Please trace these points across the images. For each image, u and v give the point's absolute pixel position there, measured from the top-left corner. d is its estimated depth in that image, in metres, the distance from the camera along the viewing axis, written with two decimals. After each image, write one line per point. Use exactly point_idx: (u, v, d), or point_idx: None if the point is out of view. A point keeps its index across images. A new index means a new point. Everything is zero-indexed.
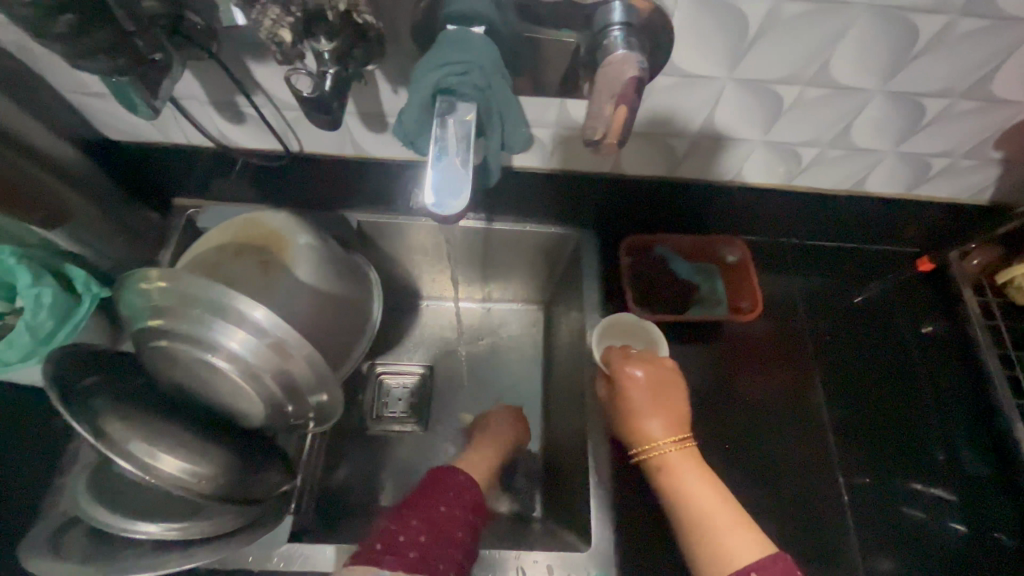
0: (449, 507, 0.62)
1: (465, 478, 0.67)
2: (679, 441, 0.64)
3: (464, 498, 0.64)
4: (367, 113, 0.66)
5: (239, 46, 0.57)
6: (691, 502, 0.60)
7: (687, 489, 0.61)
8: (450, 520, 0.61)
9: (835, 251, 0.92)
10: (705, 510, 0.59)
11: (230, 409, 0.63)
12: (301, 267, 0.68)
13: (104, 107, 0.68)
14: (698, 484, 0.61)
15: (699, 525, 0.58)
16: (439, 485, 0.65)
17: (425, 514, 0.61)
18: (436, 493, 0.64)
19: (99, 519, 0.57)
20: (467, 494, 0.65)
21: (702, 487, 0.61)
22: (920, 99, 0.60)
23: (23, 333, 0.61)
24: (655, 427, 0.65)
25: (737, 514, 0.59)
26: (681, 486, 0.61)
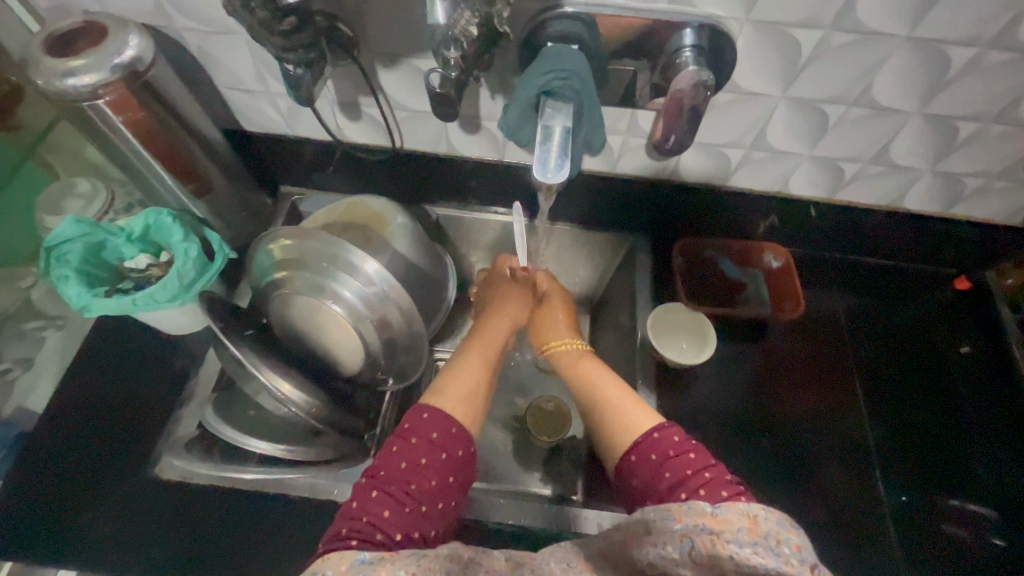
0: (433, 462, 0.56)
1: (454, 427, 0.59)
2: (581, 344, 0.74)
3: (452, 445, 0.58)
4: (465, 116, 0.79)
5: (375, 54, 0.70)
6: (594, 388, 0.67)
7: (589, 378, 0.68)
8: (436, 476, 0.56)
9: (874, 270, 0.98)
10: (603, 390, 0.66)
11: (334, 353, 0.73)
12: (398, 241, 0.79)
13: (249, 102, 0.82)
14: (600, 377, 0.68)
15: (601, 407, 0.65)
16: (410, 440, 0.57)
17: (407, 475, 0.55)
18: (420, 445, 0.57)
19: (225, 434, 0.67)
20: (453, 446, 0.58)
21: (601, 376, 0.68)
22: (954, 122, 0.68)
23: (174, 278, 0.73)
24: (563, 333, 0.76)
25: (625, 395, 0.64)
26: (580, 374, 0.69)
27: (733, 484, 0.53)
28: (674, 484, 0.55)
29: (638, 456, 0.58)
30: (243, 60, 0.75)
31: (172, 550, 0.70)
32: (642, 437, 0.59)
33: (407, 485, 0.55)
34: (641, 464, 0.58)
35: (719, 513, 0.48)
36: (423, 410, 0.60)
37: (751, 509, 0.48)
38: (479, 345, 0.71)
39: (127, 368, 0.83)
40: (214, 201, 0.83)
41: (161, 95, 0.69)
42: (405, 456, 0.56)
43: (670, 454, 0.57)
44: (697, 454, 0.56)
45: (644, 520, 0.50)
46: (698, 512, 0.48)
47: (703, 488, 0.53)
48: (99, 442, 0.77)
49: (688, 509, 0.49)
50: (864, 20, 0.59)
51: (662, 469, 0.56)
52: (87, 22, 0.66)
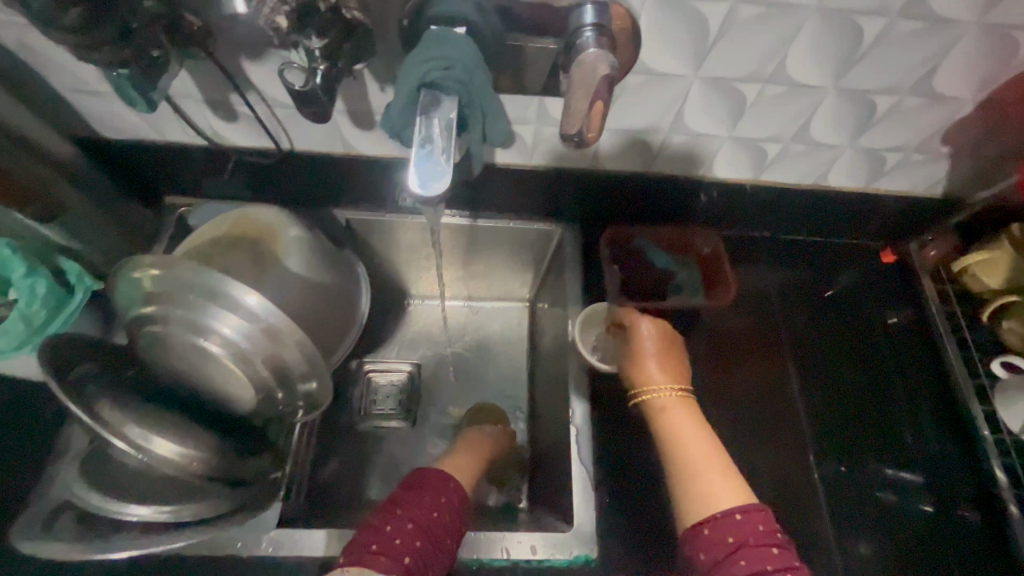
0: (432, 519, 0.61)
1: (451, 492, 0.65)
2: (682, 392, 0.66)
3: (446, 507, 0.64)
4: (356, 111, 0.70)
5: (233, 45, 0.60)
6: (681, 446, 0.60)
7: (680, 436, 0.61)
8: (448, 532, 0.62)
9: (807, 245, 0.96)
10: (698, 451, 0.59)
11: (223, 394, 0.65)
12: (292, 257, 0.70)
13: (100, 105, 0.70)
14: (692, 436, 0.61)
15: (683, 471, 0.59)
16: (440, 500, 0.64)
17: (428, 525, 0.61)
18: (443, 503, 0.64)
19: (89, 503, 0.57)
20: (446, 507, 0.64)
21: (695, 436, 0.61)
22: (870, 96, 0.65)
23: (17, 321, 0.64)
24: (658, 373, 0.67)
25: (712, 463, 0.58)
26: (673, 431, 0.62)
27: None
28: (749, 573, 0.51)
29: (713, 532, 0.54)
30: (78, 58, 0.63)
31: None
32: (722, 514, 0.54)
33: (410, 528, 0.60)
34: (712, 540, 0.54)
35: None
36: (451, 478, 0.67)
37: None
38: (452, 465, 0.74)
39: None
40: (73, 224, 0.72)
41: None
42: (433, 506, 0.63)
43: (751, 542, 0.53)
44: (779, 551, 0.52)
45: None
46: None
47: None
48: None
49: None
50: None
51: (736, 555, 0.52)
52: None
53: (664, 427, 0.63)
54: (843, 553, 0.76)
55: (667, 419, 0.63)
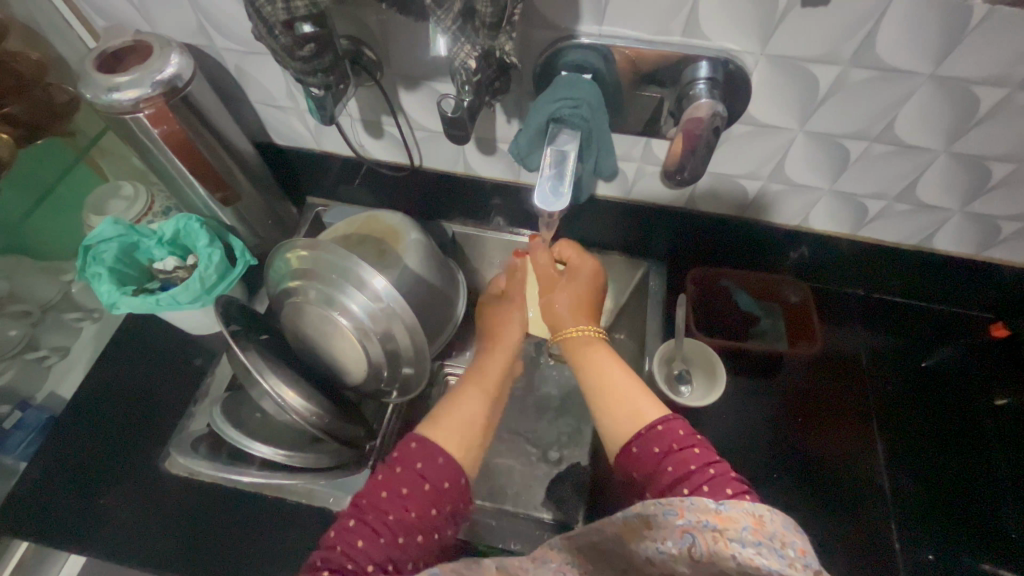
0: (415, 494, 0.55)
1: (441, 458, 0.58)
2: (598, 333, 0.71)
3: (438, 477, 0.57)
4: (482, 138, 0.80)
5: (397, 76, 0.73)
6: (608, 376, 0.64)
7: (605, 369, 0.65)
8: (417, 507, 0.55)
9: (902, 309, 0.93)
10: (620, 380, 0.63)
11: (341, 363, 0.76)
12: (410, 256, 0.80)
13: (280, 117, 0.86)
14: (614, 368, 0.65)
15: (610, 397, 0.62)
16: (395, 469, 0.57)
17: (388, 505, 0.54)
18: (405, 472, 0.56)
19: (228, 434, 0.69)
20: (438, 478, 0.56)
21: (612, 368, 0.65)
22: (983, 162, 0.65)
23: (195, 281, 0.78)
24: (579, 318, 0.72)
25: (635, 387, 0.62)
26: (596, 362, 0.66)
27: (736, 483, 0.52)
28: (676, 478, 0.52)
29: (641, 448, 0.56)
30: (275, 79, 0.79)
31: (175, 544, 0.73)
32: (646, 428, 0.56)
33: (387, 514, 0.54)
34: (643, 456, 0.55)
35: (724, 510, 0.45)
36: (411, 439, 0.59)
37: (756, 509, 0.46)
38: (476, 379, 0.71)
39: (151, 363, 0.87)
40: (241, 209, 0.87)
41: (197, 109, 0.74)
42: (388, 484, 0.56)
43: (674, 448, 0.54)
44: (700, 449, 0.54)
45: (643, 514, 0.46)
46: (701, 508, 0.44)
47: (706, 484, 0.51)
48: (116, 434, 0.81)
49: (689, 502, 0.45)
50: (884, 58, 0.57)
51: (664, 463, 0.54)
52: (136, 42, 0.71)
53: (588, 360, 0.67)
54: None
55: (591, 353, 0.67)
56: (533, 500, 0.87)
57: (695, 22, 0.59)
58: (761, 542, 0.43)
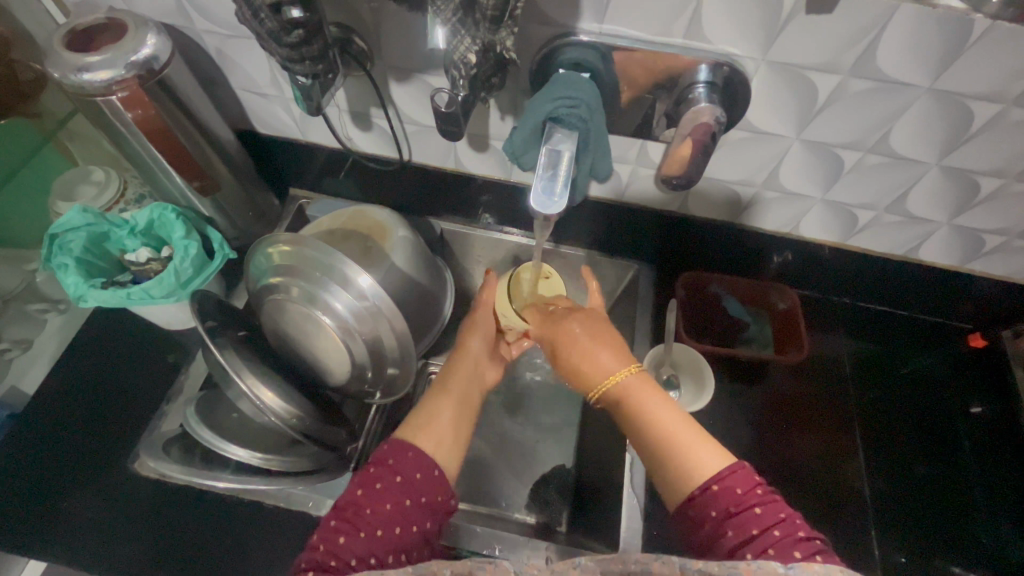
0: (389, 487, 0.54)
1: (412, 450, 0.57)
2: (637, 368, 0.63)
3: (409, 469, 0.55)
4: (475, 135, 0.78)
5: (388, 68, 0.70)
6: (658, 425, 0.57)
7: (641, 405, 0.59)
8: (392, 499, 0.53)
9: (890, 318, 0.94)
10: (668, 430, 0.56)
11: (323, 363, 0.73)
12: (397, 254, 0.78)
13: (264, 105, 0.83)
14: (663, 410, 0.58)
15: (665, 452, 0.55)
16: (369, 468, 0.56)
17: (364, 500, 0.53)
18: (378, 470, 0.55)
19: (203, 438, 0.66)
20: (410, 468, 0.55)
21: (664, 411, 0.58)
22: (974, 177, 0.66)
23: (170, 275, 0.74)
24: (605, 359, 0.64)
25: (688, 428, 0.56)
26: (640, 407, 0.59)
27: (806, 542, 0.47)
28: (738, 543, 0.48)
29: (697, 510, 0.51)
30: (259, 65, 0.75)
31: (145, 547, 0.70)
32: (700, 491, 0.51)
33: (363, 509, 0.52)
34: (704, 518, 0.51)
35: (794, 575, 0.41)
36: (386, 439, 0.59)
37: (828, 570, 0.41)
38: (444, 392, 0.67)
39: (120, 359, 0.83)
40: (220, 200, 0.84)
41: (175, 94, 0.70)
42: (363, 483, 0.54)
43: (733, 510, 0.50)
44: (763, 509, 0.49)
45: (706, 573, 0.41)
46: (769, 572, 0.41)
47: (772, 549, 0.47)
48: (81, 432, 0.77)
49: (758, 565, 0.41)
50: (884, 68, 0.57)
51: (723, 526, 0.50)
52: (109, 19, 0.67)
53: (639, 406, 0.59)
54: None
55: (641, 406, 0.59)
56: (517, 503, 0.86)
57: (696, 25, 0.58)
58: None
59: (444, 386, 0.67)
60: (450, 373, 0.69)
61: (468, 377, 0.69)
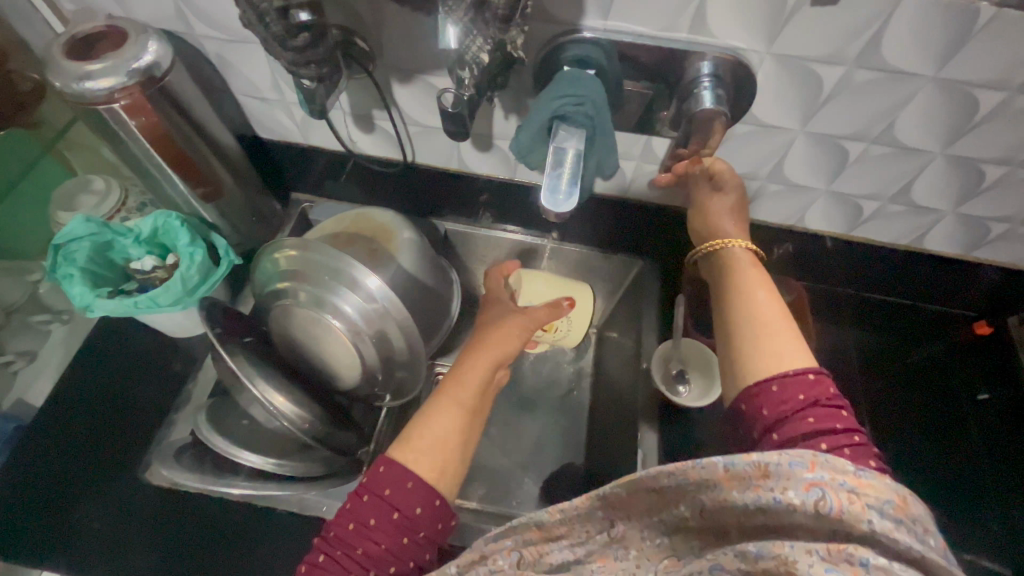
0: (382, 524, 0.53)
1: (409, 480, 0.55)
2: (753, 249, 0.66)
3: (406, 504, 0.54)
4: (477, 134, 0.78)
5: (390, 69, 0.70)
6: (756, 305, 0.59)
7: (751, 292, 0.60)
8: (385, 539, 0.53)
9: (895, 307, 0.93)
10: (767, 319, 0.58)
11: (332, 367, 0.73)
12: (403, 256, 0.78)
13: (265, 109, 0.82)
14: (766, 297, 0.59)
15: (760, 331, 0.57)
16: (362, 498, 0.55)
17: (355, 539, 0.53)
18: (372, 502, 0.54)
19: (217, 444, 0.66)
20: (406, 504, 0.54)
21: (768, 301, 0.59)
22: (978, 165, 0.66)
23: (176, 282, 0.74)
24: (728, 227, 0.68)
25: (785, 325, 0.57)
26: (742, 285, 0.61)
27: (876, 458, 0.50)
28: (814, 428, 0.51)
29: (784, 388, 0.53)
30: (260, 69, 0.75)
31: (159, 557, 0.70)
32: (793, 372, 0.53)
33: (355, 549, 0.53)
34: (782, 397, 0.53)
35: (863, 475, 0.40)
36: (380, 463, 0.56)
37: (899, 485, 0.40)
38: (453, 389, 0.63)
39: (126, 368, 0.83)
40: (223, 206, 0.83)
41: (177, 100, 0.70)
42: (353, 517, 0.54)
43: (819, 401, 0.52)
44: (847, 413, 0.52)
45: (759, 462, 0.41)
46: (835, 466, 0.40)
47: (846, 449, 0.49)
48: (90, 443, 0.77)
49: (823, 458, 0.40)
50: (888, 59, 0.57)
51: (804, 411, 0.51)
52: (109, 26, 0.67)
53: (744, 286, 0.61)
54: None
55: (748, 292, 0.60)
56: (528, 502, 0.86)
57: (699, 19, 0.58)
58: (900, 522, 0.38)
59: (457, 386, 0.63)
60: (465, 365, 0.66)
61: (484, 378, 0.65)
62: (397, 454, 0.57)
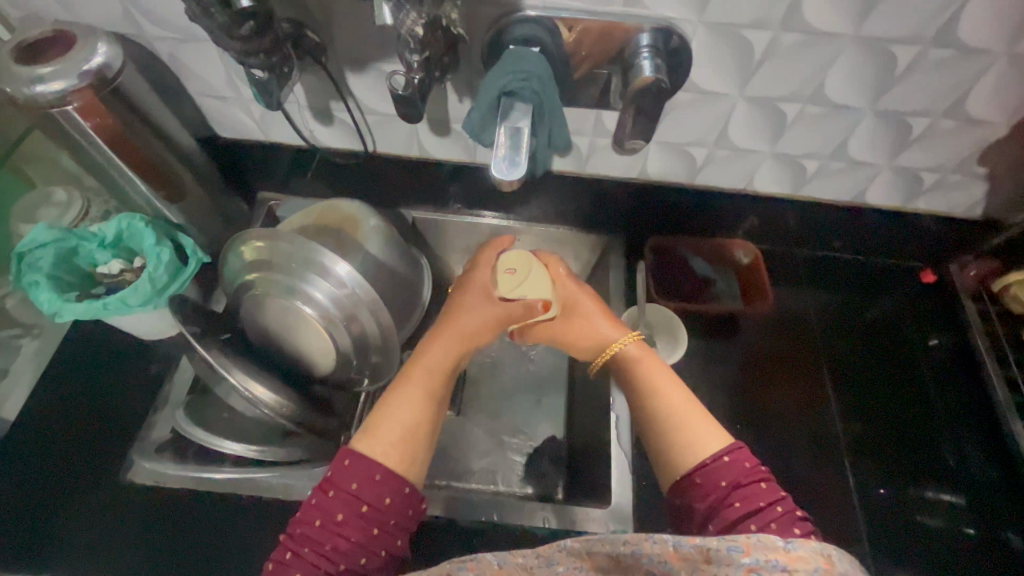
0: (350, 519, 0.55)
1: (377, 473, 0.57)
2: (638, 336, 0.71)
3: (375, 496, 0.56)
4: (435, 119, 0.80)
5: (342, 59, 0.71)
6: (661, 395, 0.64)
7: (658, 386, 0.64)
8: (356, 531, 0.55)
9: (848, 264, 0.98)
10: (671, 406, 0.62)
11: (308, 355, 0.75)
12: (371, 243, 0.79)
13: (223, 108, 0.83)
14: (674, 391, 0.64)
15: (670, 424, 0.61)
16: (328, 494, 0.56)
17: (323, 535, 0.54)
18: (338, 497, 0.56)
19: (195, 436, 0.67)
20: (376, 496, 0.56)
21: (667, 382, 0.65)
22: (905, 118, 0.70)
23: (144, 282, 0.74)
24: (606, 329, 0.72)
25: (693, 411, 0.62)
26: (653, 382, 0.65)
27: (803, 522, 0.53)
28: (743, 514, 0.54)
29: (705, 479, 0.57)
30: (213, 67, 0.76)
31: (148, 555, 0.71)
32: (711, 459, 0.57)
33: (323, 544, 0.54)
34: (706, 486, 0.57)
35: (792, 549, 0.43)
36: (344, 457, 0.58)
37: (824, 548, 0.44)
38: (421, 374, 0.66)
39: (102, 376, 0.83)
40: (188, 207, 0.84)
41: (131, 102, 0.70)
42: (320, 512, 0.55)
43: (741, 482, 0.56)
44: (767, 484, 0.56)
45: (703, 547, 0.44)
46: (767, 546, 0.43)
47: (774, 522, 0.53)
48: (71, 451, 0.77)
49: (756, 540, 0.44)
50: (811, 20, 0.60)
51: (730, 497, 0.55)
52: (57, 32, 0.67)
53: (643, 371, 0.67)
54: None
55: (653, 385, 0.65)
56: (513, 477, 0.88)
57: None
58: None
59: (418, 363, 0.67)
60: (433, 342, 0.69)
61: (448, 358, 0.68)
62: (360, 445, 0.59)
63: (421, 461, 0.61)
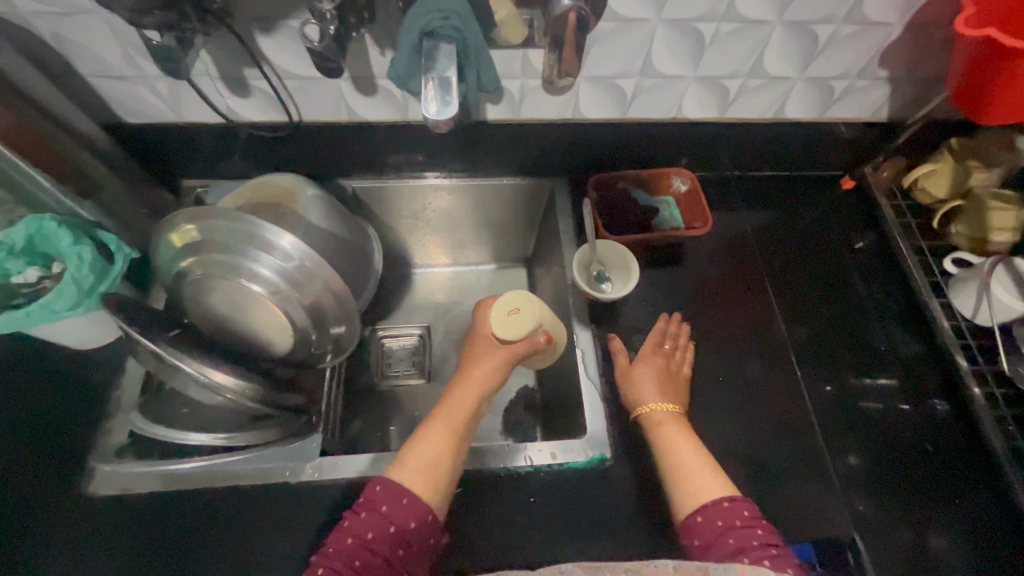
0: (380, 537, 0.55)
1: (405, 496, 0.57)
2: (673, 411, 0.73)
3: (403, 518, 0.56)
4: (359, 77, 0.77)
5: (249, 19, 0.68)
6: (677, 453, 0.66)
7: (675, 444, 0.67)
8: (384, 551, 0.54)
9: (775, 183, 1.04)
10: (686, 465, 0.65)
11: (263, 336, 0.73)
12: (311, 213, 0.77)
13: (125, 90, 0.77)
14: (692, 449, 0.67)
15: (679, 475, 0.65)
16: (360, 514, 0.56)
17: (353, 552, 0.54)
18: (370, 517, 0.56)
19: (159, 434, 0.66)
20: (403, 518, 0.56)
21: (688, 450, 0.67)
22: (811, 27, 0.74)
23: (69, 284, 0.69)
24: (650, 393, 0.76)
25: (704, 464, 0.65)
26: (669, 442, 0.68)
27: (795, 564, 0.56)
28: (736, 550, 0.56)
29: (704, 519, 0.60)
30: (106, 43, 0.70)
31: None
32: (713, 502, 0.60)
33: (354, 561, 0.53)
34: (703, 527, 0.59)
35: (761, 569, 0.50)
36: (376, 481, 0.58)
37: None
38: (443, 413, 0.64)
39: (37, 395, 0.77)
40: (105, 201, 0.78)
41: (15, 87, 0.64)
42: (352, 531, 0.55)
43: (736, 525, 0.58)
44: (763, 531, 0.58)
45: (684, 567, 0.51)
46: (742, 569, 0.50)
47: (767, 560, 0.55)
48: (14, 476, 0.71)
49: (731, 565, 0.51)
50: None
51: (723, 538, 0.58)
52: None
53: (666, 436, 0.69)
54: (837, 461, 0.80)
55: (669, 440, 0.68)
56: (493, 431, 0.91)
57: None
58: None
59: (446, 404, 0.65)
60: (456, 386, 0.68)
61: (477, 397, 0.67)
62: (389, 472, 0.59)
63: (444, 492, 0.60)
